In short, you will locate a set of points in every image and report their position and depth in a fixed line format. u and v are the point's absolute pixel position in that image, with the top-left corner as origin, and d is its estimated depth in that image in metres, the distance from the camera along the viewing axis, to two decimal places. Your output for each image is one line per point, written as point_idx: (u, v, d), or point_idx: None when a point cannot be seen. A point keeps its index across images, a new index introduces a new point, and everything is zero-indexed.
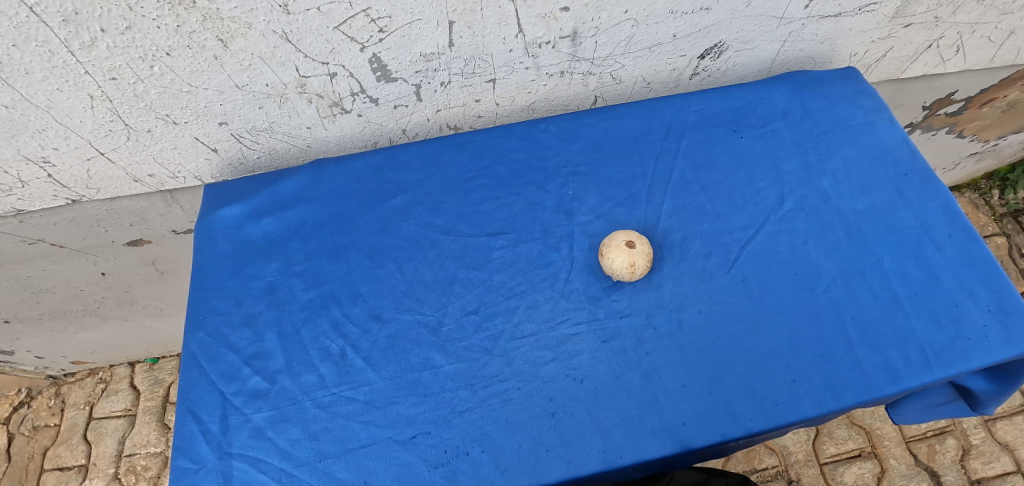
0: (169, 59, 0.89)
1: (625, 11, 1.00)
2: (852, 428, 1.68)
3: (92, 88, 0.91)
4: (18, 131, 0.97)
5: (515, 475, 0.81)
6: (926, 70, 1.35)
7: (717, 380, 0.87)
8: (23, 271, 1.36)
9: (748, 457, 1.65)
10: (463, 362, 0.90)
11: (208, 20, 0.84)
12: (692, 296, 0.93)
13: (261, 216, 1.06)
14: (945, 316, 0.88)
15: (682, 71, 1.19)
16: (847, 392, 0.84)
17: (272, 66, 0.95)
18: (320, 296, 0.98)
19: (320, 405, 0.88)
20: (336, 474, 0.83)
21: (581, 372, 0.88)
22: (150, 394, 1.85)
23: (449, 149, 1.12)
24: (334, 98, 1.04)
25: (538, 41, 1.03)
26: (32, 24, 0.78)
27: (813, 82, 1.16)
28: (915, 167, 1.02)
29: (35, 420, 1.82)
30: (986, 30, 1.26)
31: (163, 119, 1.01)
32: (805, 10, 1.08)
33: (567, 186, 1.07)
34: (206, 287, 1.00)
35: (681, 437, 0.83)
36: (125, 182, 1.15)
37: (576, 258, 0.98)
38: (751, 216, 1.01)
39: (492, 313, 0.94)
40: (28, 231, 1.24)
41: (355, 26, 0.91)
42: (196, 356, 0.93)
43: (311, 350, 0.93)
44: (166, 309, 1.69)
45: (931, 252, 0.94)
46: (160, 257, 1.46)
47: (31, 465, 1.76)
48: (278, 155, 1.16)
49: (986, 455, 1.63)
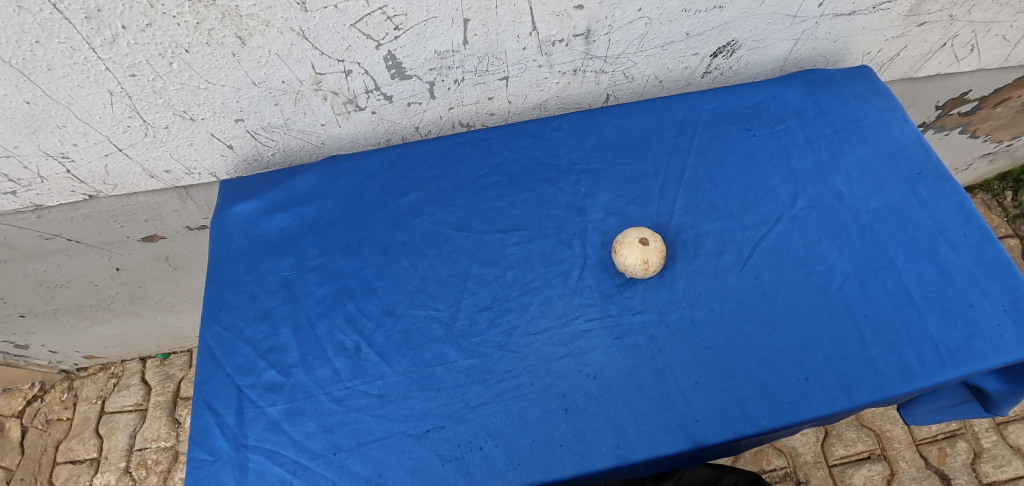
0: (188, 56, 0.90)
1: (638, 9, 1.00)
2: (861, 430, 1.68)
3: (112, 85, 0.92)
4: (38, 127, 0.98)
5: (527, 469, 0.82)
6: (940, 69, 1.35)
7: (729, 377, 0.87)
8: (39, 266, 1.38)
9: (756, 458, 1.65)
10: (476, 358, 0.91)
11: (227, 17, 0.85)
12: (704, 294, 0.93)
13: (275, 212, 1.07)
14: (959, 316, 0.88)
15: (693, 70, 1.20)
16: (860, 391, 0.84)
17: (288, 63, 0.96)
18: (335, 291, 0.99)
19: (335, 399, 0.89)
20: (350, 467, 0.84)
21: (593, 368, 0.89)
22: (161, 389, 1.87)
23: (461, 147, 1.13)
24: (348, 95, 1.05)
25: (551, 39, 1.03)
26: (55, 20, 0.79)
27: (826, 81, 1.16)
28: (930, 166, 1.02)
29: (48, 414, 1.85)
30: (1001, 29, 1.25)
31: (181, 116, 1.02)
32: (819, 8, 1.08)
33: (579, 183, 1.07)
34: (222, 282, 1.01)
35: (693, 433, 0.83)
36: (142, 178, 1.17)
37: (588, 255, 0.99)
38: (764, 214, 1.01)
39: (505, 309, 0.95)
40: (46, 226, 1.26)
41: (371, 23, 0.92)
42: (212, 349, 0.95)
43: (326, 344, 0.94)
44: (178, 305, 1.70)
45: (945, 251, 0.93)
46: (173, 253, 1.47)
47: (44, 458, 1.79)
48: (292, 152, 1.18)
49: (997, 459, 1.62)
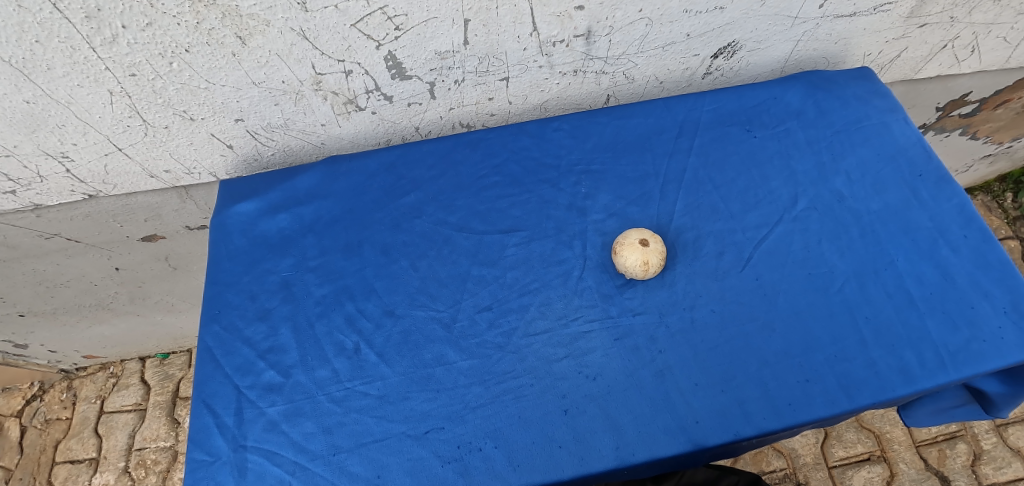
0: (188, 56, 0.90)
1: (639, 10, 1.00)
2: (861, 431, 1.68)
3: (112, 85, 0.92)
4: (38, 126, 0.98)
5: (527, 471, 0.82)
6: (940, 70, 1.35)
7: (729, 379, 0.87)
8: (39, 265, 1.38)
9: (756, 459, 1.64)
10: (476, 358, 0.90)
11: (227, 17, 0.85)
12: (705, 295, 0.93)
13: (275, 212, 1.07)
14: (960, 318, 0.88)
15: (694, 70, 1.19)
16: (860, 393, 0.84)
17: (289, 63, 0.96)
18: (334, 291, 0.99)
19: (334, 399, 0.89)
20: (350, 468, 0.84)
21: (593, 369, 0.89)
22: (160, 389, 1.86)
23: (462, 147, 1.13)
24: (348, 95, 1.05)
25: (552, 40, 1.03)
26: (55, 20, 0.79)
27: (826, 82, 1.16)
28: (931, 167, 1.02)
29: (47, 413, 1.84)
30: (1002, 30, 1.25)
31: (181, 115, 1.02)
32: (820, 10, 1.08)
33: (580, 184, 1.07)
34: (222, 282, 1.01)
35: (693, 435, 0.83)
36: (141, 178, 1.17)
37: (588, 256, 0.99)
38: (764, 216, 1.01)
39: (505, 309, 0.95)
40: (46, 226, 1.26)
41: (372, 23, 0.91)
42: (212, 349, 0.94)
43: (325, 345, 0.94)
44: (178, 304, 1.70)
45: (946, 252, 0.93)
46: (172, 253, 1.47)
47: (43, 457, 1.78)
48: (292, 152, 1.18)
49: (997, 461, 1.61)
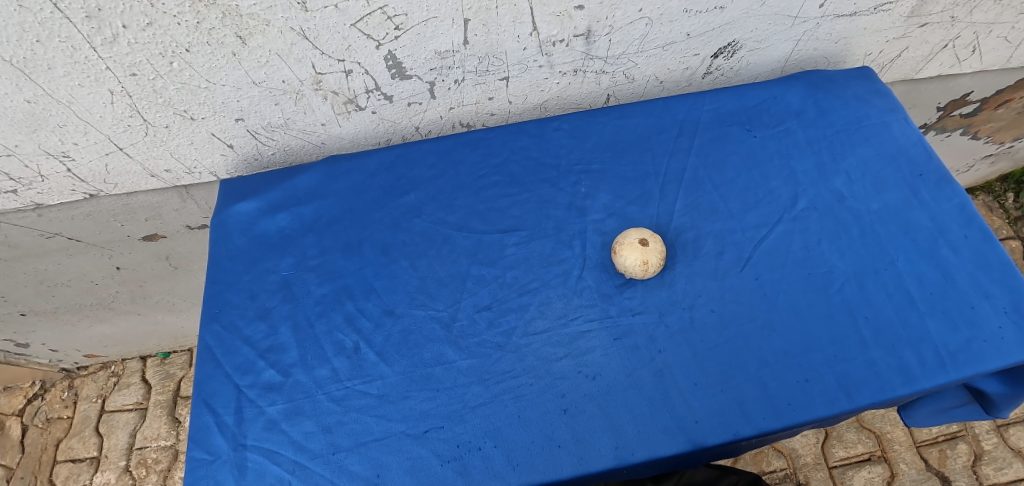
0: (188, 55, 0.90)
1: (639, 10, 1.00)
2: (862, 432, 1.67)
3: (112, 84, 0.93)
4: (39, 126, 0.98)
5: (526, 470, 0.82)
6: (941, 70, 1.34)
7: (729, 378, 0.87)
8: (40, 264, 1.39)
9: (756, 459, 1.64)
10: (475, 358, 0.91)
11: (227, 17, 0.85)
12: (705, 294, 0.93)
13: (275, 212, 1.07)
14: (960, 318, 0.88)
15: (694, 70, 1.19)
16: (859, 393, 0.84)
17: (289, 62, 0.96)
18: (334, 291, 0.99)
19: (334, 398, 0.89)
20: (349, 467, 0.84)
21: (592, 369, 0.89)
22: (161, 388, 1.87)
23: (462, 147, 1.13)
24: (349, 95, 1.05)
25: (552, 39, 1.03)
26: (56, 20, 0.79)
27: (827, 81, 1.16)
28: (931, 167, 1.01)
29: (48, 412, 1.85)
30: (1003, 30, 1.25)
31: (181, 115, 1.02)
32: (820, 9, 1.08)
33: (579, 184, 1.07)
34: (222, 281, 1.01)
35: (693, 435, 0.83)
36: (142, 177, 1.17)
37: (588, 255, 0.99)
38: (764, 215, 1.01)
39: (504, 309, 0.95)
40: (47, 225, 1.26)
41: (371, 23, 0.91)
42: (212, 349, 0.95)
43: (325, 344, 0.94)
44: (179, 304, 1.70)
45: (946, 252, 0.93)
46: (173, 252, 1.47)
47: (44, 456, 1.79)
48: (292, 151, 1.18)
49: (998, 461, 1.61)
